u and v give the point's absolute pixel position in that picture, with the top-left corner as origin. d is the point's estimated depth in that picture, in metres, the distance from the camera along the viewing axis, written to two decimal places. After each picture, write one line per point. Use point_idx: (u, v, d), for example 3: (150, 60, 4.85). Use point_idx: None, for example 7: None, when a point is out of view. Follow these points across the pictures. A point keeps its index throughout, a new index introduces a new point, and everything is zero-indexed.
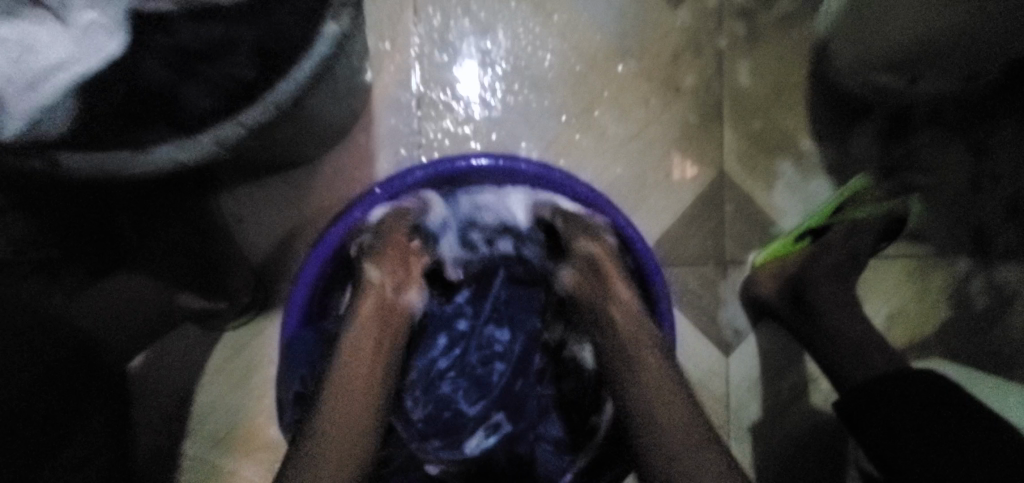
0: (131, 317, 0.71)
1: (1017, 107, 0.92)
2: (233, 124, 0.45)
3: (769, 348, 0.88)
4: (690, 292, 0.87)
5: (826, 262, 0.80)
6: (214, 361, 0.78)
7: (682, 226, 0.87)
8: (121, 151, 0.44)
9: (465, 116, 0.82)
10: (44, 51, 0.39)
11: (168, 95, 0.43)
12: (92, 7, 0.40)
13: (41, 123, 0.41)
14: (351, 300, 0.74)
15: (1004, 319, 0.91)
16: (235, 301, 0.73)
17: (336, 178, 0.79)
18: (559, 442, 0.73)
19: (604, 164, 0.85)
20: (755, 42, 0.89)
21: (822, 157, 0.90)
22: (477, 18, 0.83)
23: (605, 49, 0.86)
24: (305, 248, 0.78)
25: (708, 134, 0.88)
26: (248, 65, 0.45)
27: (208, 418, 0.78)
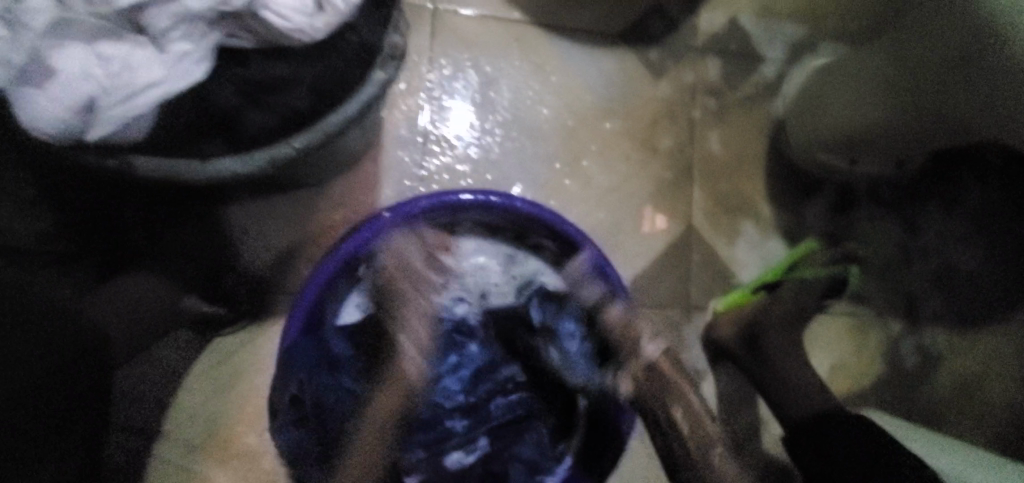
0: (138, 321, 0.72)
1: (947, 194, 1.05)
2: (285, 144, 0.49)
3: (725, 391, 0.96)
4: (656, 333, 0.95)
5: (778, 310, 0.91)
6: (200, 366, 0.78)
7: (653, 272, 0.96)
8: (190, 159, 0.48)
9: (465, 155, 0.90)
10: (138, 71, 0.41)
11: (230, 118, 0.47)
12: (185, 41, 0.42)
13: (121, 130, 0.42)
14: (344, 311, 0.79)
15: (929, 378, 1.02)
16: (233, 307, 0.78)
17: (340, 203, 0.84)
18: (535, 465, 0.77)
19: (586, 208, 0.95)
20: (723, 115, 1.01)
21: (777, 221, 1.01)
22: (483, 71, 0.92)
23: (595, 109, 0.97)
24: (303, 264, 0.82)
25: (680, 191, 0.99)
26: (303, 99, 0.48)
27: (185, 424, 0.78)
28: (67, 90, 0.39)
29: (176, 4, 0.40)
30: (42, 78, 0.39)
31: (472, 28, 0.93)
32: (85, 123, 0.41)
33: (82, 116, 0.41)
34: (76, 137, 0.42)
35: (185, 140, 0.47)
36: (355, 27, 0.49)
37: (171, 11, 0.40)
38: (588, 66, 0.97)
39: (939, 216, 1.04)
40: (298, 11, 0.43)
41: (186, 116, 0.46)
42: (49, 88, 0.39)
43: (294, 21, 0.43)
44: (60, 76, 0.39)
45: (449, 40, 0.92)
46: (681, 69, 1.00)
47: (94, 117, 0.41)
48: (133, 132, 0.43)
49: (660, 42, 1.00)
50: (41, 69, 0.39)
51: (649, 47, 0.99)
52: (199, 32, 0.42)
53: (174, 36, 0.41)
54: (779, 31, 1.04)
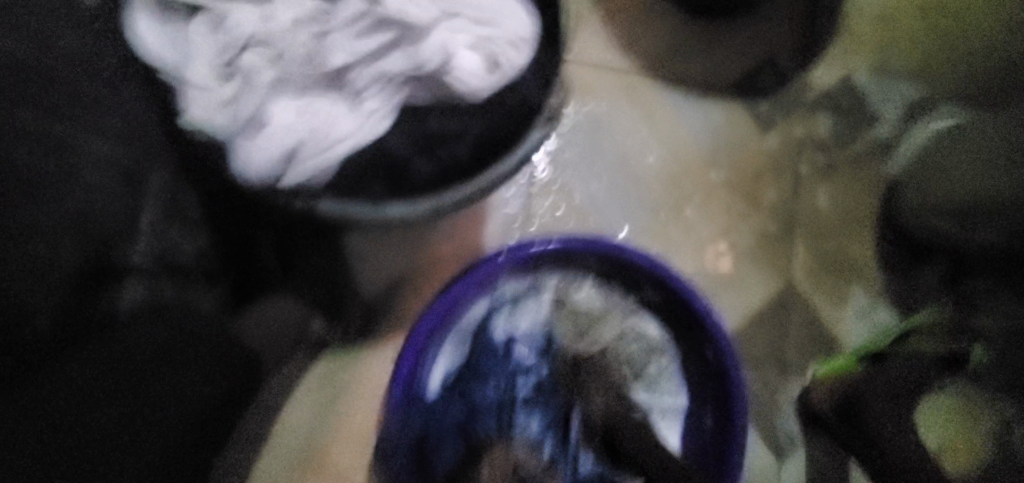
0: (275, 340, 0.79)
1: None
2: (449, 195, 0.50)
3: (820, 462, 0.91)
4: (749, 392, 0.92)
5: (881, 382, 0.83)
6: (309, 384, 0.82)
7: (750, 328, 0.94)
8: (364, 202, 0.49)
9: (568, 197, 0.92)
10: (337, 126, 0.45)
11: (400, 166, 0.50)
12: (375, 98, 0.46)
13: (310, 180, 0.46)
14: (438, 361, 0.78)
15: None
16: (346, 331, 0.83)
17: (449, 236, 0.86)
18: None
19: (684, 258, 0.94)
20: (832, 172, 0.99)
21: (882, 289, 0.98)
22: (592, 117, 0.94)
23: (699, 159, 0.96)
24: (410, 292, 0.85)
25: (781, 247, 0.96)
26: (465, 149, 0.51)
27: (288, 437, 0.81)
28: (276, 140, 0.44)
29: (374, 68, 0.45)
30: (256, 130, 0.44)
31: (582, 74, 0.95)
32: (283, 171, 0.46)
33: (284, 163, 0.45)
34: (271, 184, 0.47)
35: (355, 184, 0.49)
36: (518, 85, 0.51)
37: (369, 72, 0.45)
38: (694, 116, 0.97)
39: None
40: (477, 76, 0.47)
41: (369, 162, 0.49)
42: (262, 139, 0.44)
43: (473, 83, 0.47)
44: (271, 128, 0.44)
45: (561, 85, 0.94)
46: (790, 123, 0.99)
47: (292, 165, 0.45)
48: (319, 181, 0.47)
49: (770, 95, 0.98)
50: (256, 121, 0.44)
51: (759, 100, 0.98)
52: (389, 92, 0.46)
53: (368, 94, 0.46)
54: (896, 89, 1.01)
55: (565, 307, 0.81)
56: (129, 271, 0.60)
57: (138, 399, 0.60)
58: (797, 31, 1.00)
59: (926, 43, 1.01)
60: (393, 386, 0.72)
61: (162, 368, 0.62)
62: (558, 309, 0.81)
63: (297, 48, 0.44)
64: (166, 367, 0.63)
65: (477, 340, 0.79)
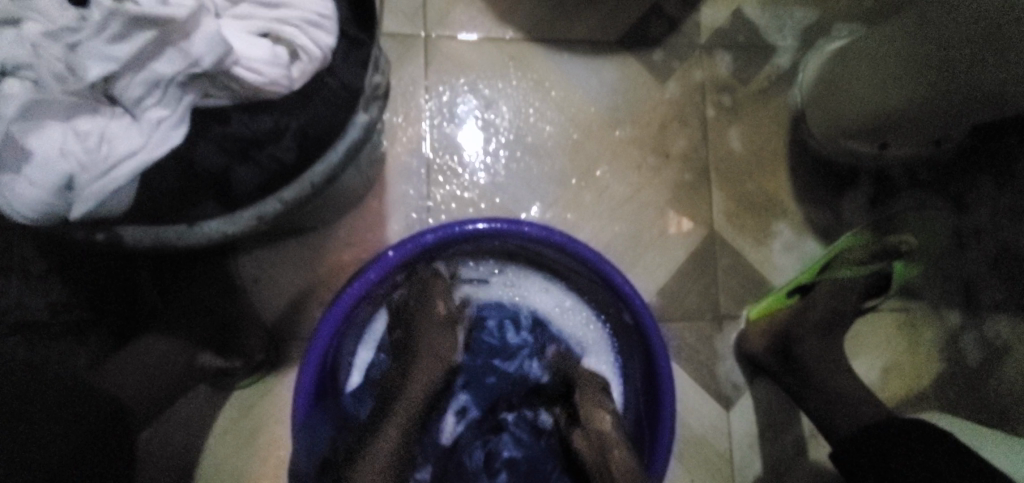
0: (156, 388, 0.69)
1: (995, 166, 0.97)
2: (272, 200, 0.48)
3: (768, 404, 0.90)
4: (687, 347, 0.90)
5: (814, 316, 0.85)
6: (224, 419, 0.78)
7: (678, 282, 0.92)
8: (175, 224, 0.47)
9: (471, 181, 0.89)
10: (116, 144, 0.40)
11: (215, 178, 0.45)
12: (160, 106, 0.41)
13: (103, 205, 0.41)
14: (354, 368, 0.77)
15: (994, 371, 0.95)
16: (250, 359, 0.76)
17: (348, 241, 0.83)
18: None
19: (600, 223, 0.91)
20: (737, 112, 0.97)
21: (807, 219, 0.96)
22: (483, 96, 0.91)
23: (600, 119, 0.93)
24: (318, 307, 0.81)
25: (698, 194, 0.94)
26: (289, 150, 0.46)
27: (211, 481, 0.77)
28: (46, 168, 0.38)
29: (145, 71, 0.40)
30: (20, 161, 0.38)
31: (465, 53, 0.91)
32: (68, 201, 0.40)
33: (63, 194, 0.39)
34: (62, 218, 0.41)
35: (172, 204, 0.45)
36: (333, 68, 0.47)
37: (141, 79, 0.40)
38: (588, 76, 0.94)
39: (984, 187, 0.97)
40: (272, 64, 0.42)
41: (165, 174, 0.44)
42: (29, 170, 0.38)
43: (267, 73, 0.42)
44: (37, 157, 0.38)
45: (445, 67, 0.90)
46: (687, 68, 0.96)
47: (76, 193, 0.40)
48: (120, 204, 0.42)
49: (662, 43, 0.96)
50: (19, 153, 0.38)
51: (652, 50, 0.96)
52: (173, 97, 0.41)
53: (149, 103, 0.41)
54: (787, 18, 0.99)
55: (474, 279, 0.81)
56: None
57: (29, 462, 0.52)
58: None
59: None
60: (296, 410, 0.65)
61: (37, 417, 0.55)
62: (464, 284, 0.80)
63: (52, 64, 0.39)
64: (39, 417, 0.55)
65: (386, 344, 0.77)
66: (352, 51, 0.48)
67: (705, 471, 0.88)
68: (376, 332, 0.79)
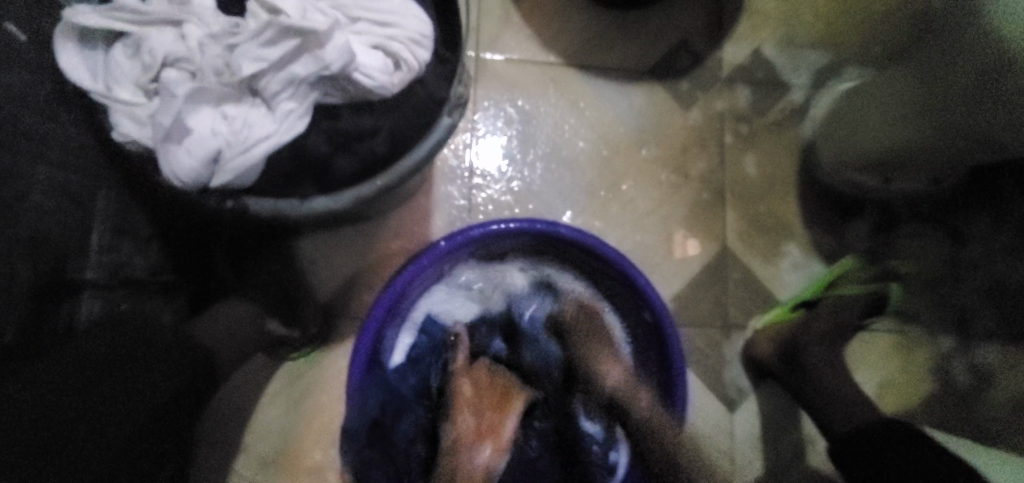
0: (234, 343, 0.81)
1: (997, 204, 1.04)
2: (368, 184, 0.55)
3: (769, 409, 0.97)
4: (697, 351, 0.98)
5: (818, 327, 0.93)
6: (276, 386, 0.86)
7: (691, 292, 1.00)
8: (290, 199, 0.54)
9: (509, 187, 0.98)
10: (256, 128, 0.50)
11: (321, 163, 0.54)
12: (291, 100, 0.51)
13: (239, 177, 0.50)
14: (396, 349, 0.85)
15: (986, 395, 1.01)
16: (306, 330, 0.86)
17: (396, 233, 0.92)
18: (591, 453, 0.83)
19: (622, 233, 1.00)
20: (753, 140, 1.06)
21: (812, 242, 1.05)
22: (524, 112, 1.01)
23: (628, 139, 1.03)
24: (366, 290, 0.90)
25: (713, 213, 1.03)
26: (381, 144, 0.55)
27: (260, 439, 0.85)
28: (200, 143, 0.49)
29: (285, 71, 0.50)
30: (181, 136, 0.48)
31: (510, 72, 1.02)
32: (211, 172, 0.50)
33: (210, 166, 0.49)
34: (202, 186, 0.51)
35: (283, 183, 0.54)
36: (423, 80, 0.57)
37: (281, 77, 0.50)
38: (619, 100, 1.04)
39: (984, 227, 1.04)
40: (382, 72, 0.53)
41: (286, 159, 0.53)
42: (188, 143, 0.48)
43: (379, 79, 0.52)
44: (195, 133, 0.49)
45: (492, 84, 1.01)
46: (709, 98, 1.06)
47: (219, 165, 0.50)
48: (249, 177, 0.51)
49: (688, 74, 1.06)
50: (181, 130, 0.49)
51: (678, 80, 1.06)
52: (302, 94, 0.51)
53: (283, 97, 0.51)
54: (802, 58, 1.09)
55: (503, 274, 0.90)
56: (83, 285, 0.65)
57: (88, 425, 0.56)
58: (706, 15, 1.08)
59: (825, 14, 1.10)
60: (353, 373, 0.74)
61: (122, 376, 0.59)
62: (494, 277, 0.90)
63: (212, 61, 0.50)
64: (123, 375, 0.60)
65: (427, 328, 0.86)
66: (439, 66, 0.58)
67: None
68: (416, 319, 0.86)
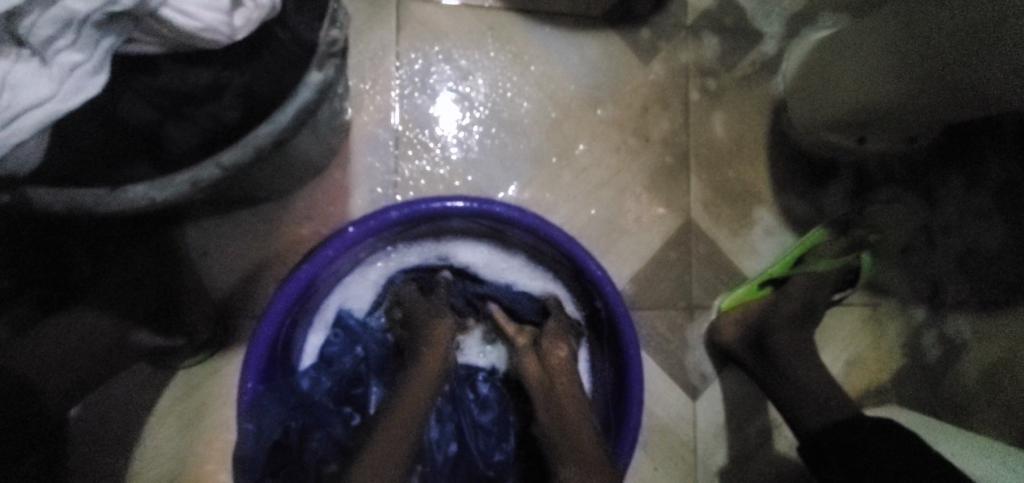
0: (79, 361, 0.63)
1: (970, 164, 0.97)
2: (209, 163, 0.41)
3: (733, 394, 0.90)
4: (658, 336, 0.89)
5: (785, 309, 0.85)
6: (167, 400, 0.73)
7: (651, 271, 0.90)
8: (93, 186, 0.40)
9: (442, 157, 0.84)
10: (23, 94, 0.35)
11: (149, 135, 0.41)
12: (75, 50, 0.36)
13: (10, 160, 0.37)
14: (310, 343, 0.73)
15: (953, 367, 0.97)
16: (194, 338, 0.71)
17: (306, 214, 0.78)
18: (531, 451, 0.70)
19: (575, 206, 0.88)
20: (719, 97, 0.94)
21: (783, 213, 0.95)
22: (457, 66, 0.85)
23: (580, 98, 0.89)
24: (272, 283, 0.77)
25: (676, 182, 0.92)
26: (233, 109, 0.42)
27: (151, 464, 0.72)
28: None
29: (57, 7, 0.34)
30: None
31: (439, 19, 0.86)
32: None
33: None
34: None
35: (94, 166, 0.41)
36: (284, 21, 0.43)
37: (53, 17, 0.34)
38: (570, 52, 0.90)
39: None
40: (209, 7, 0.37)
41: (107, 134, 0.41)
42: None
43: (202, 18, 0.37)
44: None
45: (418, 34, 0.85)
46: (672, 48, 0.93)
47: None
48: (28, 162, 0.38)
49: (648, 21, 0.92)
50: None
51: (638, 28, 0.92)
52: (89, 40, 0.36)
53: (62, 46, 0.35)
54: (775, 2, 0.96)
55: (436, 250, 0.76)
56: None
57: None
58: None
59: None
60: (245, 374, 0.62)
61: None
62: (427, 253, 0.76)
63: None
64: None
65: (344, 326, 0.72)
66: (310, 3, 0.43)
67: (669, 460, 0.88)
68: (327, 318, 0.73)
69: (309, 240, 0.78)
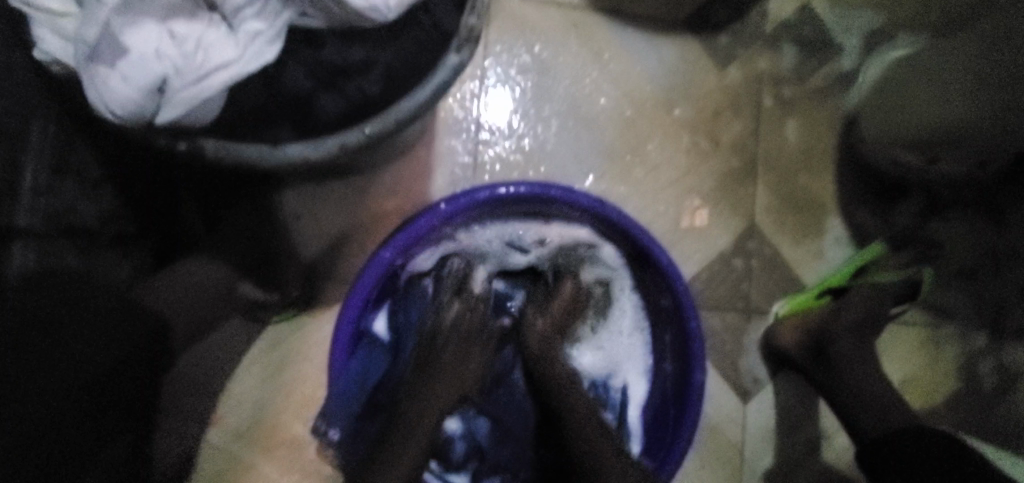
0: (195, 308, 0.70)
1: None
2: (355, 132, 0.47)
3: (785, 401, 0.91)
4: (712, 336, 0.91)
5: (846, 318, 0.85)
6: (252, 353, 0.79)
7: (712, 272, 0.91)
8: (260, 144, 0.46)
9: (517, 146, 0.87)
10: (212, 52, 0.41)
11: (301, 102, 0.46)
12: (259, 19, 0.43)
13: (189, 116, 0.42)
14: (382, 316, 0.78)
15: (1013, 396, 0.95)
16: (285, 294, 0.79)
17: (392, 191, 0.83)
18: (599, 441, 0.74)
19: (643, 202, 0.90)
20: (793, 106, 0.95)
21: (846, 229, 0.95)
22: (540, 59, 0.89)
23: (655, 99, 0.92)
24: (355, 252, 0.82)
25: (743, 187, 0.93)
26: (375, 84, 0.47)
27: (235, 409, 0.78)
28: (140, 68, 0.40)
29: None
30: (115, 56, 0.40)
31: (526, 14, 0.89)
32: (156, 103, 0.41)
33: (155, 96, 0.41)
34: (146, 120, 0.42)
35: (251, 124, 0.46)
36: (429, 6, 0.47)
37: None
38: (649, 53, 0.92)
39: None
40: None
41: (269, 100, 0.45)
42: (122, 66, 0.40)
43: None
44: (133, 54, 0.40)
45: (505, 26, 0.88)
46: (749, 54, 0.94)
47: (165, 97, 0.41)
48: (202, 117, 0.43)
49: (728, 27, 0.94)
50: (116, 48, 0.40)
51: (718, 34, 0.94)
52: (273, 12, 0.43)
53: (247, 15, 0.43)
54: (856, 16, 0.96)
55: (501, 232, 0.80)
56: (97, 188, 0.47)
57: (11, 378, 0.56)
58: None
59: None
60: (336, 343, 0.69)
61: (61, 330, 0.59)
62: (490, 237, 0.80)
63: None
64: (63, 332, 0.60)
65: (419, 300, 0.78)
66: None
67: (714, 458, 0.89)
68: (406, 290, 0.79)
69: (394, 213, 0.83)
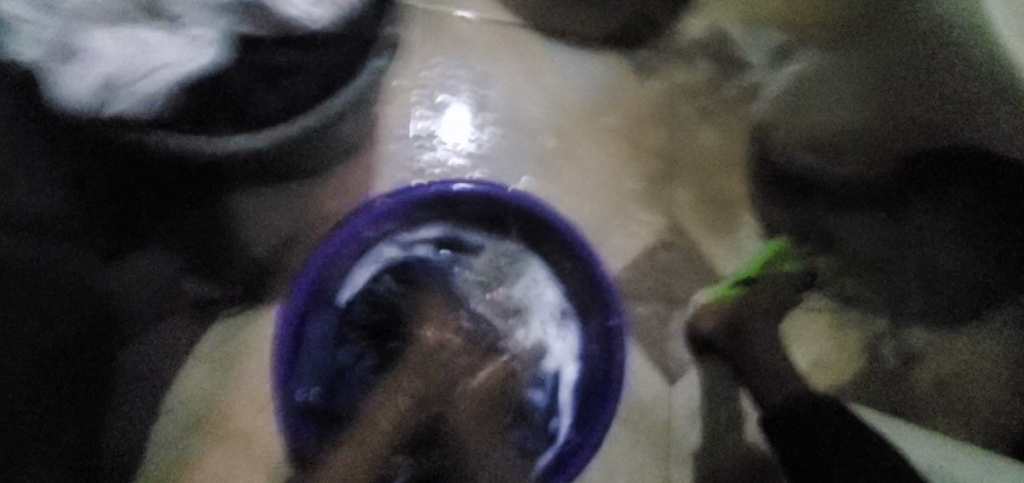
0: (147, 300, 0.78)
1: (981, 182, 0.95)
2: (294, 124, 0.54)
3: (708, 382, 0.99)
4: (640, 324, 0.99)
5: (757, 305, 0.96)
6: (203, 345, 0.83)
7: (638, 265, 1.00)
8: (198, 136, 0.53)
9: (457, 150, 0.95)
10: (155, 54, 0.48)
11: (244, 102, 0.54)
12: (199, 26, 0.49)
13: (134, 108, 0.50)
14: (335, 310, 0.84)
15: (908, 372, 1.06)
16: (229, 289, 0.84)
17: (338, 192, 0.89)
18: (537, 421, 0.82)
19: (574, 202, 0.99)
20: (707, 115, 1.06)
21: (758, 225, 1.06)
22: (477, 71, 0.97)
23: (584, 108, 1.01)
24: (302, 249, 0.87)
25: (665, 187, 1.03)
26: (311, 85, 0.54)
27: (184, 401, 0.82)
28: (93, 66, 0.47)
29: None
30: (72, 56, 0.47)
31: (463, 31, 0.97)
32: (104, 98, 0.48)
33: (104, 91, 0.48)
34: (96, 112, 0.49)
35: (196, 121, 0.53)
36: (354, 19, 0.54)
37: (189, 0, 0.49)
38: (577, 67, 1.01)
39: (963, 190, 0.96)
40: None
41: (217, 98, 0.53)
42: (79, 67, 0.47)
43: (299, 7, 0.50)
44: (87, 54, 0.47)
45: (443, 41, 0.96)
46: (668, 68, 1.05)
47: (113, 92, 0.48)
48: (145, 112, 0.50)
49: (648, 44, 1.04)
50: (74, 49, 0.47)
51: (639, 50, 1.04)
52: (213, 21, 0.50)
53: (190, 22, 0.49)
54: (760, 36, 1.08)
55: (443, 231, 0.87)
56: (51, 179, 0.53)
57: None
58: None
59: None
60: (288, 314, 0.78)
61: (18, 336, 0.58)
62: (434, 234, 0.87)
63: None
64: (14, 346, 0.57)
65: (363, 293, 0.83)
66: (374, 7, 0.55)
67: (644, 437, 0.97)
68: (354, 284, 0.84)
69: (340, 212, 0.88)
